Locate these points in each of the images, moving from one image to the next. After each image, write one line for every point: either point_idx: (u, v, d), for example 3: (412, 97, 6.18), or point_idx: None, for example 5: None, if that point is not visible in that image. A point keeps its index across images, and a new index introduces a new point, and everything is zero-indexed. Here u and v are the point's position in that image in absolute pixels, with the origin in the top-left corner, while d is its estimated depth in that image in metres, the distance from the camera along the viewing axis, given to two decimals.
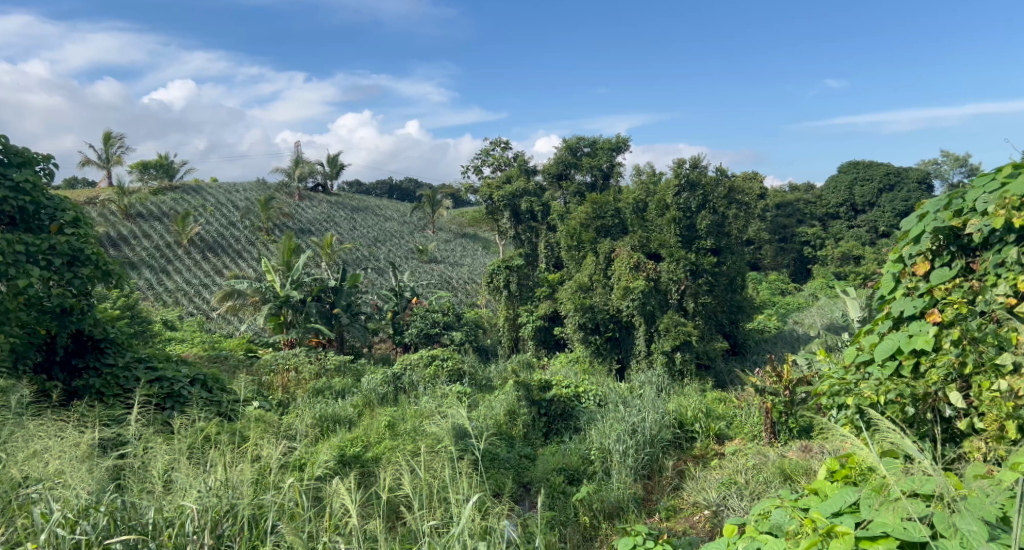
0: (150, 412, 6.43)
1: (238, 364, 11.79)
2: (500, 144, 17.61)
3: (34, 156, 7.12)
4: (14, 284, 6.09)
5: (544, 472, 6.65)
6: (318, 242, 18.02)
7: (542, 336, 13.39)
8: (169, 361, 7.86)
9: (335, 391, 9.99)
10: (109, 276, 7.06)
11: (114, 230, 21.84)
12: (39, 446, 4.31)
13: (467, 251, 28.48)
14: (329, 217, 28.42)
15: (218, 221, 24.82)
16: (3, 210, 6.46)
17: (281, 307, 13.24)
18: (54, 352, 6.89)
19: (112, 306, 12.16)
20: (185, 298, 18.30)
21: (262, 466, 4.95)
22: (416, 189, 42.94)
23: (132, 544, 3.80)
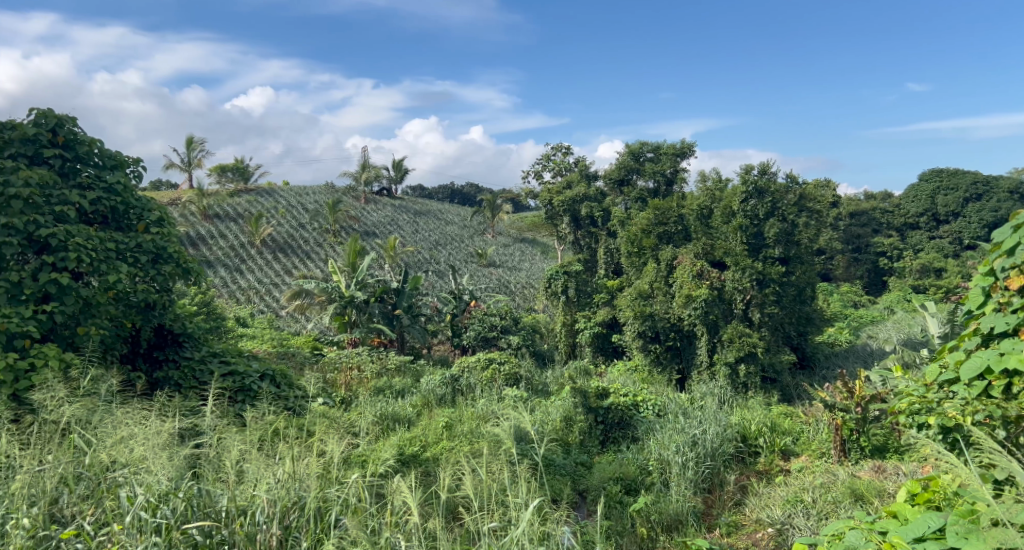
0: (223, 404, 6.71)
1: (304, 361, 12.16)
2: (562, 149, 17.63)
3: (126, 159, 7.55)
4: (106, 279, 6.43)
5: (600, 480, 6.58)
6: (381, 244, 18.43)
7: (600, 343, 13.32)
8: (240, 355, 8.18)
9: (395, 391, 10.20)
10: (189, 274, 7.43)
11: (194, 230, 22.91)
12: (125, 432, 4.44)
13: (526, 256, 28.56)
14: (393, 220, 28.97)
15: (289, 222, 25.69)
16: (97, 210, 6.86)
17: (345, 307, 13.56)
18: (138, 344, 7.28)
19: (190, 303, 12.76)
20: (256, 296, 19.00)
21: (327, 461, 5.09)
22: (478, 193, 43.50)
23: (206, 531, 3.98)
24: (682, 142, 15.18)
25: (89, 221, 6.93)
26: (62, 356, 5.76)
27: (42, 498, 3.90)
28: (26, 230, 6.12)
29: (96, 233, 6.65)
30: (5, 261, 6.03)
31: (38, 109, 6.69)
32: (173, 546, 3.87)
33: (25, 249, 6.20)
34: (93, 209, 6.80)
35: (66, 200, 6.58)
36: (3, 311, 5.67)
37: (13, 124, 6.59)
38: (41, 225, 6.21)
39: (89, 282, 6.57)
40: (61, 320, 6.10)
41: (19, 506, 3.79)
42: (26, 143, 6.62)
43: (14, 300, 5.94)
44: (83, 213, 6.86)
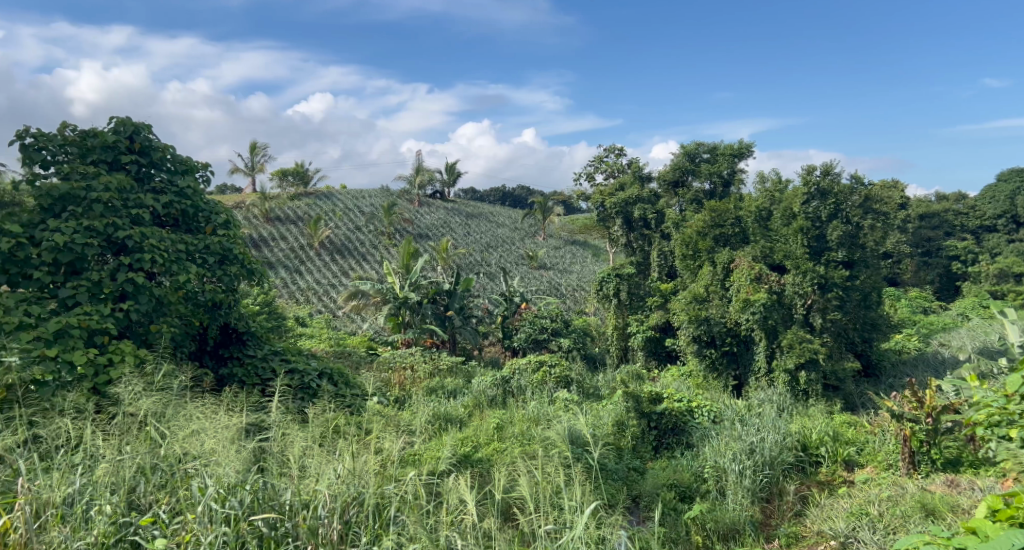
0: (286, 401, 6.93)
1: (360, 361, 12.43)
2: (615, 150, 17.54)
3: (195, 164, 7.87)
4: (176, 279, 6.69)
5: (654, 486, 6.51)
6: (435, 246, 18.67)
7: (653, 347, 13.18)
8: (300, 354, 8.42)
9: (447, 391, 10.32)
10: (253, 274, 7.69)
11: (256, 232, 23.68)
12: (196, 426, 4.65)
13: (577, 259, 28.47)
14: (446, 223, 29.28)
15: (346, 225, 26.28)
16: (169, 213, 7.18)
17: (400, 307, 13.77)
18: (205, 342, 7.58)
19: (252, 302, 13.20)
20: (314, 296, 19.50)
21: (385, 458, 5.21)
22: (529, 196, 43.64)
23: (271, 524, 4.11)
24: (739, 142, 14.90)
25: (162, 224, 7.25)
26: (137, 352, 6.03)
27: (122, 486, 4.10)
28: (105, 232, 6.44)
29: (168, 235, 6.96)
30: (86, 262, 6.37)
31: (117, 117, 7.05)
32: (241, 537, 4.01)
33: (104, 249, 6.52)
34: (166, 212, 7.12)
35: (142, 204, 6.90)
36: (85, 309, 5.99)
37: (94, 132, 6.96)
38: (119, 227, 6.53)
39: (161, 282, 6.87)
40: (136, 318, 6.39)
41: (102, 493, 3.97)
42: (106, 149, 6.98)
43: (94, 298, 6.26)
44: (156, 216, 7.18)
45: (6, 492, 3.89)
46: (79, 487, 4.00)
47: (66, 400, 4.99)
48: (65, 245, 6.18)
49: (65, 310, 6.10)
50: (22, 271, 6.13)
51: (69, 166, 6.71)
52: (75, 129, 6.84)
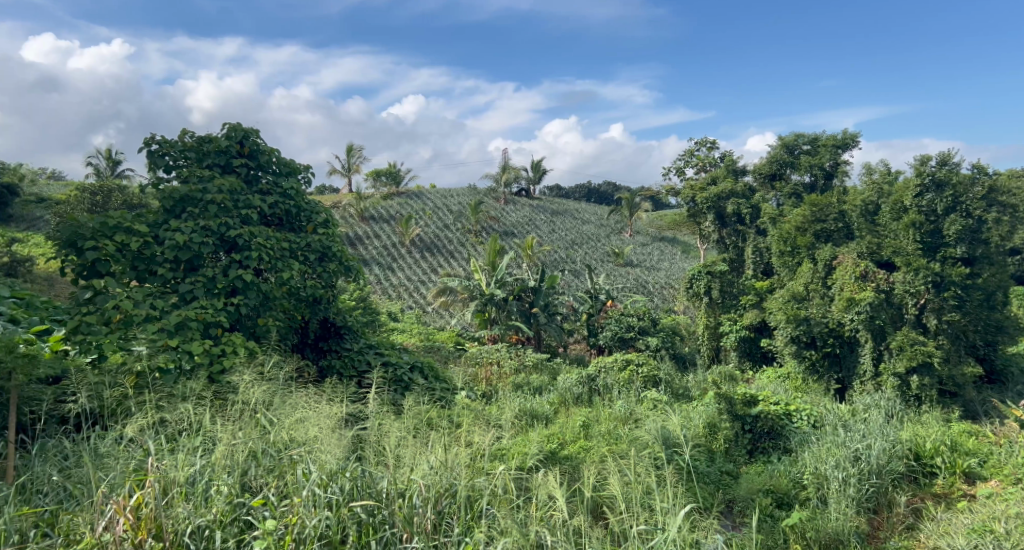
0: (383, 393, 7.19)
1: (449, 356, 12.75)
2: (707, 144, 17.15)
3: (298, 166, 8.30)
4: (281, 275, 7.08)
5: (749, 492, 6.31)
6: (521, 244, 18.82)
7: (747, 347, 12.83)
8: (393, 348, 8.71)
9: (533, 388, 10.41)
10: (350, 271, 8.02)
11: (352, 231, 24.65)
12: (300, 415, 4.94)
13: (666, 255, 27.99)
14: (531, 220, 29.46)
15: (435, 223, 26.90)
16: (275, 212, 7.61)
17: (486, 304, 14.07)
18: (307, 335, 7.97)
19: (348, 298, 13.76)
20: (406, 292, 20.12)
21: (475, 451, 5.34)
22: (616, 192, 43.24)
23: (369, 511, 4.27)
24: (843, 133, 14.21)
25: (268, 223, 7.68)
26: (247, 344, 6.41)
27: (237, 468, 4.38)
28: (219, 231, 6.89)
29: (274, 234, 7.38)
30: (202, 259, 6.84)
31: (230, 124, 7.54)
32: (342, 522, 4.19)
33: (217, 248, 6.97)
34: (272, 211, 7.55)
35: (250, 205, 7.34)
36: (201, 303, 6.43)
37: (210, 138, 7.48)
38: (231, 227, 6.98)
39: (268, 279, 7.27)
40: (246, 312, 6.81)
41: (219, 474, 4.23)
42: (219, 154, 7.49)
43: (209, 293, 6.70)
44: (263, 216, 7.62)
45: (137, 470, 4.21)
46: (200, 467, 4.28)
47: (187, 388, 5.41)
48: (184, 244, 6.65)
49: (184, 305, 6.56)
50: (148, 268, 6.65)
51: (188, 171, 7.23)
52: (193, 136, 7.37)
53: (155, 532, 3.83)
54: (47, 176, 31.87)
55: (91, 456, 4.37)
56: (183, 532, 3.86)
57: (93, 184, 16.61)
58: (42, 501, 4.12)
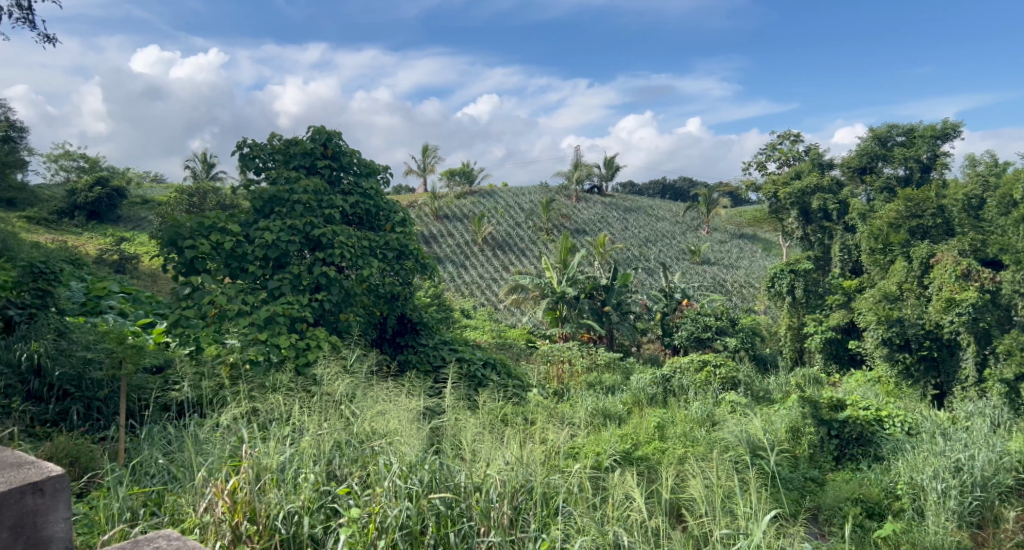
0: (459, 389, 7.31)
1: (521, 354, 12.81)
2: (789, 137, 16.61)
3: (377, 166, 8.52)
4: (362, 272, 7.30)
5: (835, 501, 6.06)
6: (593, 242, 18.70)
7: (833, 349, 12.31)
8: (466, 344, 8.85)
9: (606, 387, 10.33)
10: (426, 269, 8.19)
11: (426, 229, 25.13)
12: (381, 408, 5.11)
13: (745, 253, 27.25)
14: (603, 217, 29.21)
15: (507, 221, 27.04)
16: (356, 212, 7.85)
17: (557, 302, 14.11)
18: (385, 330, 8.19)
19: (423, 294, 14.04)
20: (478, 290, 20.35)
21: (550, 449, 5.37)
22: (692, 188, 42.36)
23: (448, 503, 4.29)
24: (943, 123, 13.48)
25: (349, 222, 7.93)
26: (330, 338, 6.63)
27: (323, 457, 4.54)
28: (304, 230, 7.17)
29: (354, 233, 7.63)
30: (289, 257, 7.15)
31: (314, 126, 7.84)
32: (422, 513, 4.20)
33: (302, 246, 7.25)
34: (353, 211, 7.80)
35: (333, 205, 7.60)
36: (288, 299, 6.71)
37: (296, 141, 7.79)
38: (316, 225, 7.24)
39: (349, 276, 7.52)
40: (329, 308, 7.05)
41: (307, 463, 4.38)
42: (305, 156, 7.79)
43: (294, 289, 6.97)
44: (345, 215, 7.87)
45: (232, 457, 4.41)
46: (289, 455, 4.45)
47: (277, 380, 5.66)
48: (272, 242, 6.95)
49: (273, 300, 6.86)
50: (240, 265, 7.02)
51: (276, 172, 7.56)
52: (281, 139, 7.69)
53: (249, 516, 3.95)
54: (150, 179, 34.03)
55: (192, 442, 4.65)
56: (274, 516, 3.95)
57: (189, 187, 17.55)
58: (149, 481, 4.42)
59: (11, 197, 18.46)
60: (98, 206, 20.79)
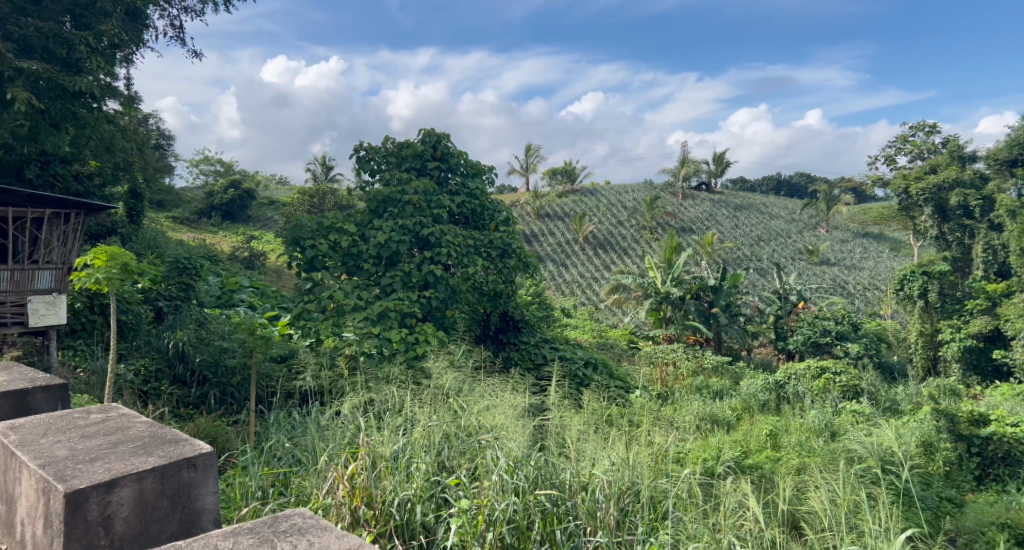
0: (563, 388, 7.32)
1: (623, 355, 12.66)
2: (923, 128, 15.51)
3: (484, 166, 8.66)
4: (467, 270, 7.46)
5: (977, 524, 5.56)
6: (700, 241, 18.19)
7: (973, 359, 11.39)
8: (568, 343, 8.90)
9: (714, 392, 10.02)
10: (528, 267, 8.25)
11: (528, 228, 25.35)
12: (487, 403, 5.22)
13: (869, 253, 25.65)
14: (711, 215, 28.32)
15: (610, 220, 26.76)
16: (461, 212, 8.03)
17: (661, 302, 13.82)
18: (488, 327, 8.32)
19: (525, 293, 14.16)
20: (579, 289, 20.30)
21: (657, 453, 5.29)
22: (810, 185, 40.31)
23: (553, 501, 4.24)
24: None
25: (455, 221, 8.13)
26: (437, 334, 6.82)
27: (433, 448, 4.65)
28: (414, 230, 7.41)
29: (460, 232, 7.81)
30: (400, 256, 7.41)
31: (425, 129, 8.09)
32: (528, 508, 4.13)
33: (412, 245, 7.49)
34: (459, 211, 7.98)
35: (441, 205, 7.80)
36: (399, 294, 6.97)
37: (408, 143, 8.07)
38: (425, 225, 7.47)
39: (455, 273, 7.70)
40: (436, 304, 7.25)
41: (419, 452, 4.50)
42: (416, 158, 8.06)
43: (404, 286, 7.22)
44: (452, 215, 8.07)
45: (349, 444, 4.61)
46: (402, 444, 4.58)
47: (388, 372, 5.89)
48: (385, 242, 7.23)
49: (385, 296, 7.14)
50: (355, 263, 7.35)
51: (389, 174, 7.88)
52: (394, 142, 8.01)
53: (366, 501, 4.05)
54: (275, 182, 36.24)
55: (315, 428, 4.94)
56: (390, 502, 4.03)
57: (310, 188, 18.56)
58: (277, 463, 4.72)
59: (158, 198, 20.25)
60: (231, 207, 22.37)
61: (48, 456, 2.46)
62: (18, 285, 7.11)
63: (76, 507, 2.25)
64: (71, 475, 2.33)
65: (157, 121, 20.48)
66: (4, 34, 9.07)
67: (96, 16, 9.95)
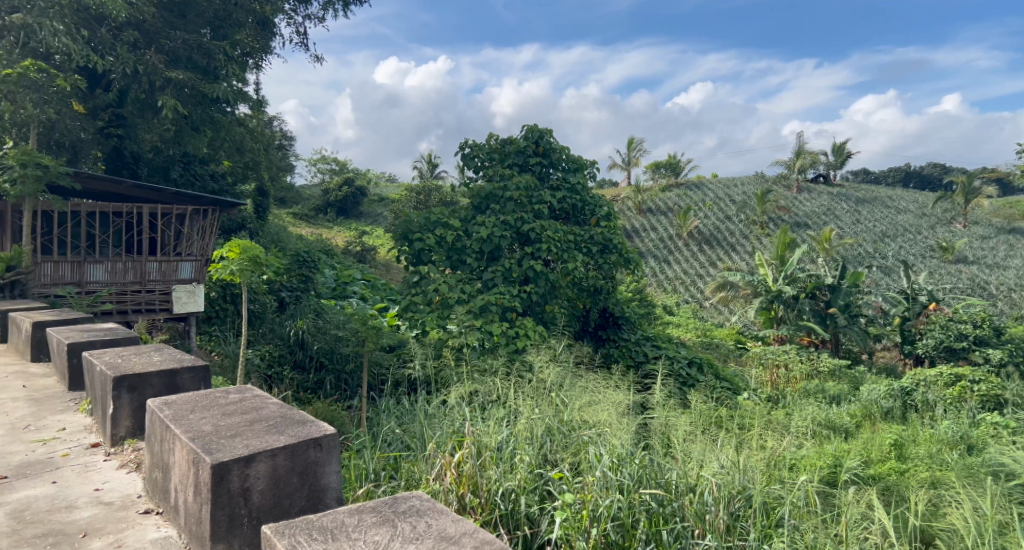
0: (669, 386, 7.18)
1: (729, 355, 12.28)
2: None
3: (586, 161, 8.59)
4: (567, 266, 7.43)
5: None
6: (816, 238, 17.29)
7: None
8: (671, 342, 8.79)
9: (830, 396, 9.51)
10: (629, 263, 8.11)
11: (630, 223, 25.03)
12: (590, 399, 5.22)
13: (1014, 251, 23.47)
14: (830, 210, 26.83)
15: (716, 215, 25.93)
16: (562, 207, 8.00)
17: (772, 301, 13.27)
18: (588, 323, 8.39)
19: (626, 289, 14.00)
20: (683, 286, 19.84)
21: (770, 457, 5.07)
22: (944, 176, 37.34)
23: (659, 501, 4.12)
24: None
25: (556, 217, 8.13)
26: (538, 329, 6.87)
27: (536, 442, 4.66)
28: (516, 225, 7.47)
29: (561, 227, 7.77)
30: (501, 251, 7.52)
31: (527, 125, 8.15)
32: (633, 507, 4.05)
33: (513, 241, 7.57)
34: (560, 206, 7.96)
35: (542, 200, 7.81)
36: (500, 289, 7.07)
37: (511, 140, 8.16)
38: (526, 220, 7.51)
39: (555, 268, 7.70)
40: (536, 299, 7.31)
41: (523, 444, 4.51)
42: (517, 154, 8.12)
43: (506, 281, 7.31)
44: (553, 210, 8.07)
45: (456, 432, 4.71)
46: (505, 436, 4.62)
47: (491, 365, 5.99)
48: (487, 237, 7.35)
49: (487, 291, 7.26)
50: (459, 257, 7.53)
51: (492, 170, 7.99)
52: (497, 139, 8.13)
53: (473, 489, 4.06)
54: (384, 179, 37.68)
55: (423, 416, 5.10)
56: (495, 492, 4.02)
57: (418, 185, 19.15)
58: (388, 448, 4.91)
59: (279, 195, 21.55)
60: (344, 204, 23.46)
61: (196, 430, 2.69)
62: (165, 275, 8.21)
63: (221, 479, 2.45)
64: (216, 449, 2.53)
65: (279, 122, 21.78)
66: (156, 47, 9.97)
67: (232, 27, 10.70)
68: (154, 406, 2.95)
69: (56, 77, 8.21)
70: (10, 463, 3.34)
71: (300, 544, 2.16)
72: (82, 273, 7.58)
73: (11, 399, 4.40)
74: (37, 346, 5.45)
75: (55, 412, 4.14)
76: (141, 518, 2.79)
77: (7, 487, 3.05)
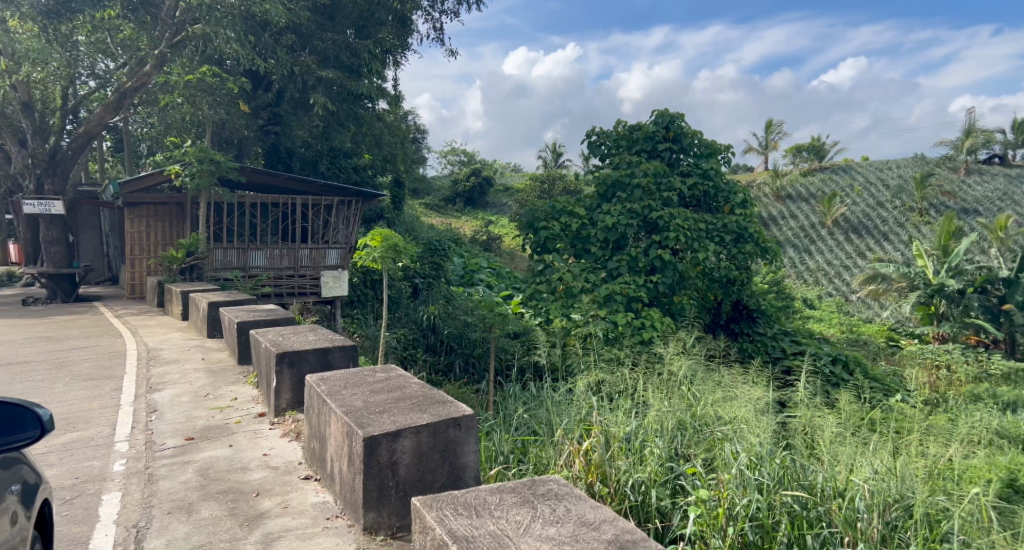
0: (814, 384, 6.75)
1: (879, 352, 11.36)
2: None
3: (721, 146, 8.19)
4: (697, 256, 7.16)
5: None
6: (987, 226, 15.58)
7: None
8: (813, 337, 8.28)
9: (1003, 402, 8.57)
10: (767, 253, 7.67)
11: (767, 210, 23.80)
12: (726, 395, 5.03)
13: None
14: (1005, 194, 24.07)
15: (865, 201, 23.98)
16: (693, 194, 7.69)
17: (932, 295, 12.13)
18: (719, 316, 8.05)
19: (763, 280, 13.31)
20: (825, 278, 18.60)
21: (930, 466, 4.63)
22: None
23: (803, 504, 3.85)
24: None
25: (686, 205, 7.84)
26: (665, 320, 6.69)
27: (667, 434, 4.52)
28: (643, 213, 7.29)
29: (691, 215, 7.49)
30: (626, 240, 7.39)
31: (657, 111, 7.93)
32: (773, 508, 3.80)
33: (640, 229, 7.37)
34: (691, 194, 7.66)
35: (671, 187, 7.55)
36: (625, 278, 6.95)
37: (639, 126, 7.99)
38: (654, 209, 7.29)
39: (683, 258, 7.44)
40: (663, 290, 7.11)
41: (652, 436, 4.39)
42: (646, 140, 7.93)
43: (631, 271, 7.18)
44: (683, 198, 7.80)
45: (583, 420, 4.67)
46: (634, 427, 4.55)
47: (620, 354, 5.90)
48: (613, 225, 7.28)
49: (611, 280, 7.16)
50: (583, 246, 7.54)
51: (619, 158, 7.88)
52: (625, 126, 7.99)
53: (601, 478, 3.98)
54: (509, 169, 38.11)
55: (551, 404, 5.12)
56: (624, 483, 3.90)
57: (545, 174, 19.22)
58: (517, 432, 4.98)
59: (413, 186, 22.41)
60: (472, 194, 24.02)
61: (348, 405, 2.85)
62: (315, 262, 8.74)
63: (371, 451, 2.58)
64: (366, 423, 2.67)
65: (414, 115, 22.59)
66: (310, 49, 10.71)
67: (375, 25, 11.19)
68: (312, 381, 3.16)
69: (226, 81, 9.03)
70: (195, 426, 3.72)
71: (446, 517, 2.22)
72: (245, 258, 8.35)
73: (191, 370, 4.90)
74: (212, 324, 6.03)
75: (228, 383, 4.56)
76: (303, 483, 3.00)
77: (193, 447, 3.40)
